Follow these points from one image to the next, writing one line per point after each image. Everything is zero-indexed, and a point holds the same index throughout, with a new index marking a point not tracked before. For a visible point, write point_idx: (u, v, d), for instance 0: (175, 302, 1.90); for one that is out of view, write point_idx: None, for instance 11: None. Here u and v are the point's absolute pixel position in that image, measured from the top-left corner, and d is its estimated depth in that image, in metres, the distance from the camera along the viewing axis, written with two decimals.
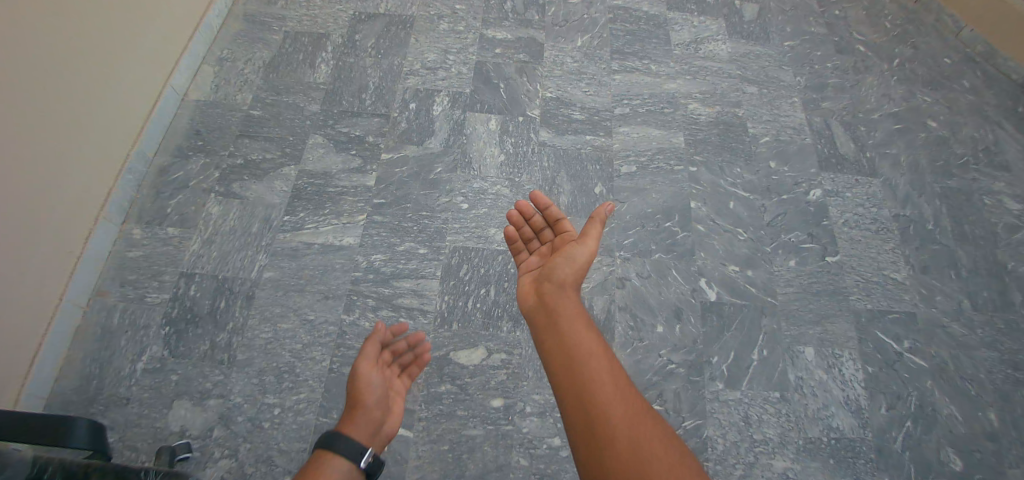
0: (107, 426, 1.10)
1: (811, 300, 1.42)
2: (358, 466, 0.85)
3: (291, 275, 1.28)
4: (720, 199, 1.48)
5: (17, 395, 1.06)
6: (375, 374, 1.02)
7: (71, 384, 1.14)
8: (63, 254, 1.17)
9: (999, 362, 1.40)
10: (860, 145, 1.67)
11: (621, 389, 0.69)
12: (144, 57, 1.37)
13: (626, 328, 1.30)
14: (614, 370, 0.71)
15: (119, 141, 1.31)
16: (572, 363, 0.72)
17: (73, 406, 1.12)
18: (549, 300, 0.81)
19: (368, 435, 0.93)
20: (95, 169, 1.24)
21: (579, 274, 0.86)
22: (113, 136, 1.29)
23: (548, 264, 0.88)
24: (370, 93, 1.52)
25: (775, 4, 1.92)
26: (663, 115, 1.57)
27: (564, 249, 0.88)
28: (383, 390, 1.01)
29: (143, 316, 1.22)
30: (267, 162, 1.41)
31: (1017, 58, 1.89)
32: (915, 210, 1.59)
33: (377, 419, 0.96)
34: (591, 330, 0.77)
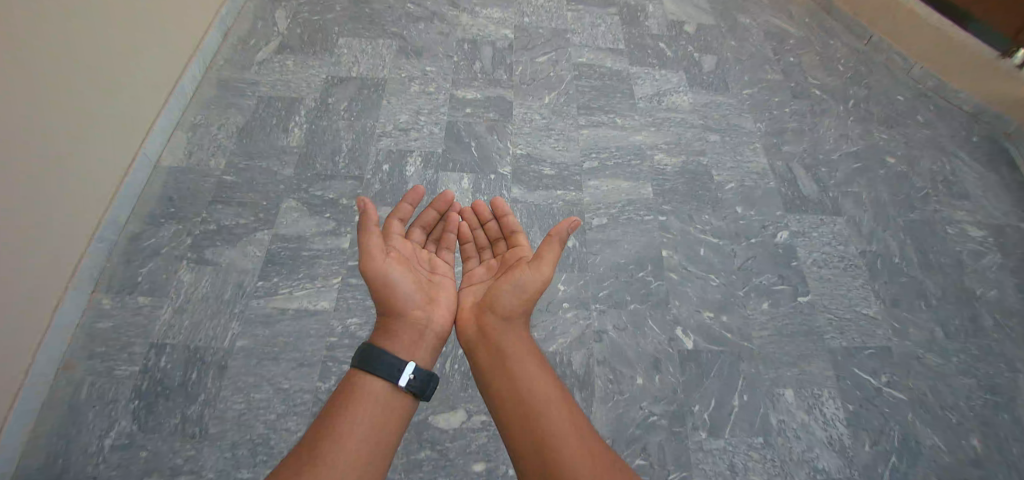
0: None
1: (786, 342, 1.44)
2: (397, 385, 0.79)
3: (265, 342, 1.26)
4: (690, 247, 1.51)
5: None
6: (399, 269, 0.88)
7: (34, 466, 1.08)
8: (26, 310, 1.13)
9: (976, 388, 1.42)
10: (823, 187, 1.73)
11: (582, 440, 0.72)
12: (124, 99, 1.40)
13: (606, 381, 1.30)
14: (576, 421, 0.75)
15: (93, 174, 1.31)
16: (531, 414, 0.75)
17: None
18: (499, 339, 0.86)
19: (408, 343, 0.85)
20: (68, 213, 1.24)
21: (527, 303, 0.90)
22: (87, 175, 1.29)
23: (496, 287, 0.91)
24: (344, 156, 1.54)
25: (732, 55, 2.01)
26: (631, 166, 1.61)
27: (514, 272, 0.90)
28: (415, 282, 0.89)
29: (112, 389, 1.18)
30: (239, 227, 1.41)
31: (967, 88, 2.00)
32: (880, 245, 1.64)
33: (420, 321, 0.88)
34: (546, 375, 0.81)
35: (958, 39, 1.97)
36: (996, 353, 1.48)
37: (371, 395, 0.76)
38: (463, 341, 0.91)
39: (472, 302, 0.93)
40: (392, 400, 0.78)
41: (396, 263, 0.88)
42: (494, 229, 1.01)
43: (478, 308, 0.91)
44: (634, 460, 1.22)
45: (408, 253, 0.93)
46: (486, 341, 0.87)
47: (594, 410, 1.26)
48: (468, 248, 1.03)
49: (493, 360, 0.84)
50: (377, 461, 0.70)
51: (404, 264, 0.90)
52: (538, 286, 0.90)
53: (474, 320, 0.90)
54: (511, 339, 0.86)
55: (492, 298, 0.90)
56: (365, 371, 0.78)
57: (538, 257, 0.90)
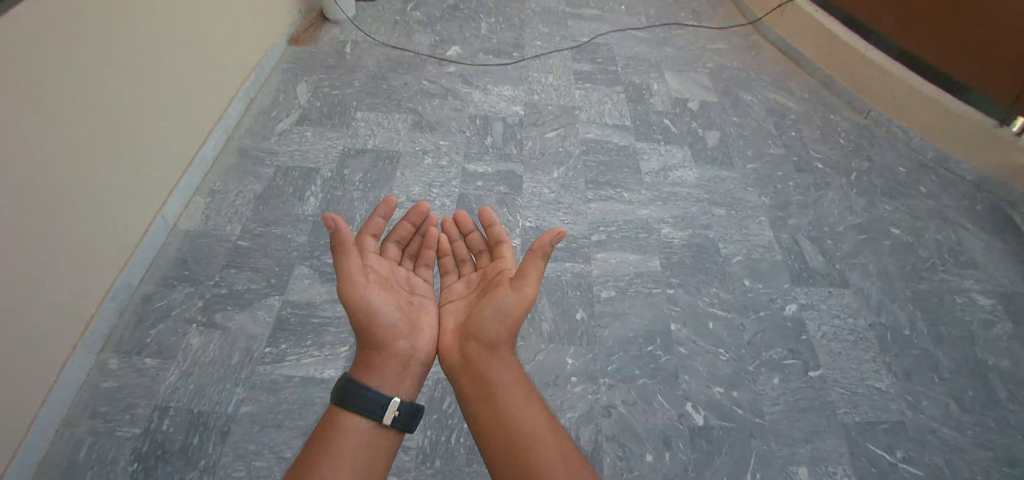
0: None
1: (798, 418, 1.41)
2: (381, 424, 0.79)
3: (269, 410, 1.25)
4: (699, 321, 1.51)
5: None
6: (378, 295, 0.87)
7: None
8: (35, 356, 1.13)
9: (997, 463, 1.38)
10: (829, 258, 1.75)
11: (570, 474, 0.73)
12: (137, 109, 1.40)
13: (615, 459, 1.26)
14: (565, 451, 0.76)
15: (109, 214, 1.32)
16: (519, 448, 0.76)
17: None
18: (483, 367, 0.85)
19: (392, 373, 0.85)
20: (84, 261, 1.25)
21: (512, 325, 0.87)
22: (104, 216, 1.31)
23: (478, 311, 0.89)
24: (357, 225, 1.57)
25: (735, 130, 2.09)
26: (639, 239, 1.64)
27: (496, 294, 0.88)
28: (394, 306, 0.88)
29: (113, 450, 1.16)
30: (250, 291, 1.42)
31: (953, 149, 2.07)
32: (890, 317, 1.64)
33: (402, 349, 0.87)
34: (534, 404, 0.82)
35: (960, 113, 2.02)
36: (1015, 426, 1.44)
37: (354, 436, 0.77)
38: (444, 364, 0.90)
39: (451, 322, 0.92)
40: (377, 439, 0.79)
41: (372, 289, 0.87)
42: (477, 240, 1.03)
43: (461, 331, 0.90)
44: None
45: (385, 275, 0.92)
46: (469, 366, 0.86)
47: None
48: (446, 261, 1.04)
49: (478, 390, 0.83)
50: None
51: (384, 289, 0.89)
52: (521, 306, 0.87)
53: (454, 344, 0.89)
54: (494, 364, 0.85)
55: (472, 320, 0.89)
56: (348, 410, 0.78)
57: (521, 276, 0.87)
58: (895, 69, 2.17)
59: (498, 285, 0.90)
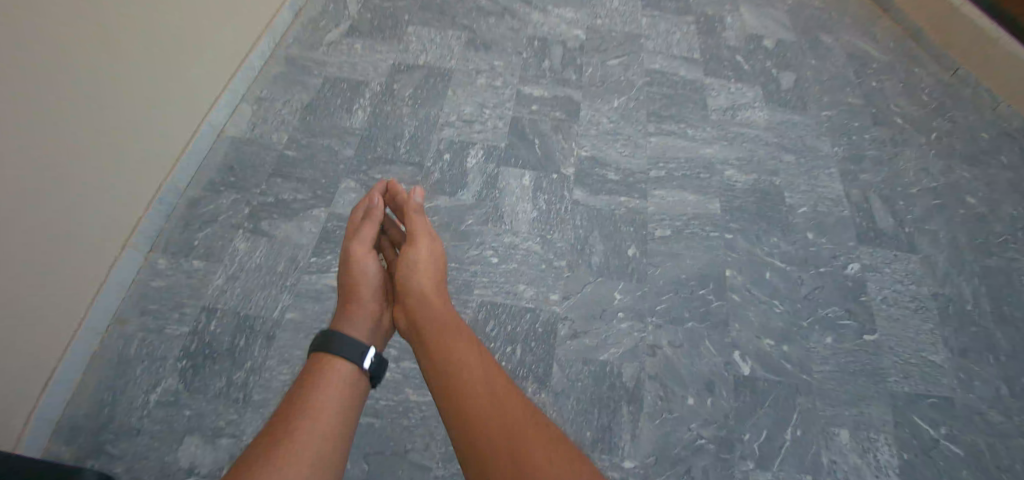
0: (116, 456, 1.07)
1: (846, 380, 1.35)
2: (359, 368, 0.89)
3: (315, 318, 1.26)
4: (757, 269, 1.46)
5: (26, 421, 1.05)
6: (369, 254, 1.08)
7: (83, 412, 1.12)
8: (81, 258, 1.15)
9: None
10: (899, 220, 1.63)
11: (495, 389, 0.82)
12: (171, 13, 1.31)
13: (655, 398, 1.24)
14: (496, 371, 0.85)
15: (151, 121, 1.29)
16: (456, 390, 0.82)
17: (82, 437, 1.09)
18: (420, 314, 0.98)
19: (364, 331, 0.98)
20: (128, 168, 1.24)
21: (442, 287, 1.05)
22: (146, 122, 1.28)
23: (409, 272, 1.05)
24: (405, 142, 1.53)
25: (811, 73, 1.94)
26: (699, 180, 1.58)
27: (422, 258, 1.07)
28: (376, 279, 1.05)
29: (161, 347, 1.20)
30: (297, 202, 1.41)
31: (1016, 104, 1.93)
32: (954, 289, 1.53)
33: (370, 313, 1.01)
34: (473, 340, 0.91)
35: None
36: None
37: (334, 374, 0.86)
38: (399, 330, 1.03)
39: (407, 276, 1.04)
40: (351, 383, 0.87)
41: (365, 247, 1.08)
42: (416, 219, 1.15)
43: (410, 290, 1.02)
44: None
45: (369, 240, 1.10)
46: (431, 342, 0.91)
47: (639, 426, 1.20)
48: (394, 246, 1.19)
49: (427, 354, 0.90)
50: (342, 445, 0.78)
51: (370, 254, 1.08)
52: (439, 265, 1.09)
53: (402, 308, 1.01)
54: (434, 310, 0.97)
55: (420, 308, 0.99)
56: (331, 353, 0.88)
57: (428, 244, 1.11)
58: (968, 9, 2.03)
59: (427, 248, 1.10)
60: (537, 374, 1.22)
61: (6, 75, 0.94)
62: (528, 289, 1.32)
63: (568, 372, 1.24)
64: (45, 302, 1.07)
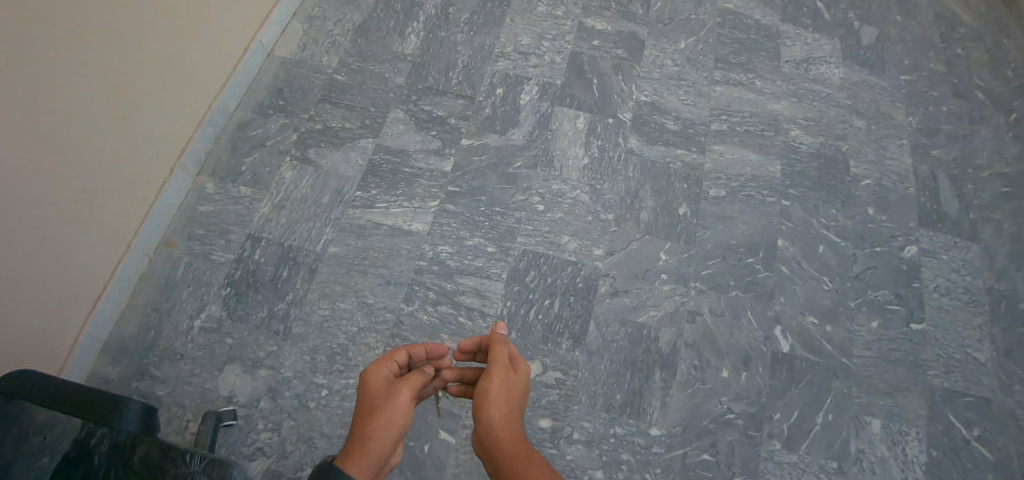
0: (160, 380, 1.08)
1: (886, 369, 1.29)
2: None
3: (356, 254, 1.21)
4: (809, 240, 1.37)
5: (75, 339, 1.04)
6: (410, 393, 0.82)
7: (130, 332, 1.11)
8: (130, 182, 1.09)
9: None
10: (964, 206, 1.51)
11: None
12: None
13: (689, 366, 1.20)
14: None
15: (201, 41, 1.20)
16: None
17: (126, 358, 1.09)
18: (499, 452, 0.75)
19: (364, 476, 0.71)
20: (178, 89, 1.16)
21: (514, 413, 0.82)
22: (195, 41, 1.18)
23: (490, 397, 0.82)
24: (458, 72, 1.43)
25: (895, 31, 1.77)
26: (762, 137, 1.47)
27: (495, 377, 0.85)
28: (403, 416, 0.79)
29: (208, 273, 1.17)
30: (344, 130, 1.34)
31: None
32: (1010, 286, 1.43)
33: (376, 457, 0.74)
34: None
35: None
36: None
37: None
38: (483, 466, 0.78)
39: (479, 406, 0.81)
40: None
41: (410, 385, 0.82)
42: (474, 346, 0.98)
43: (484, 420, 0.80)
44: (700, 454, 1.13)
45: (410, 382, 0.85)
46: None
47: (670, 394, 1.17)
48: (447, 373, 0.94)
49: None
50: None
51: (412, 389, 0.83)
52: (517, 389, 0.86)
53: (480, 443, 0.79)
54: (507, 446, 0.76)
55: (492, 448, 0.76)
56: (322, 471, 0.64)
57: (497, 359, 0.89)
58: None
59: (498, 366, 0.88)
60: (573, 330, 1.18)
61: (56, 78, 0.88)
62: (573, 241, 1.26)
63: (605, 331, 1.19)
64: (97, 245, 1.04)
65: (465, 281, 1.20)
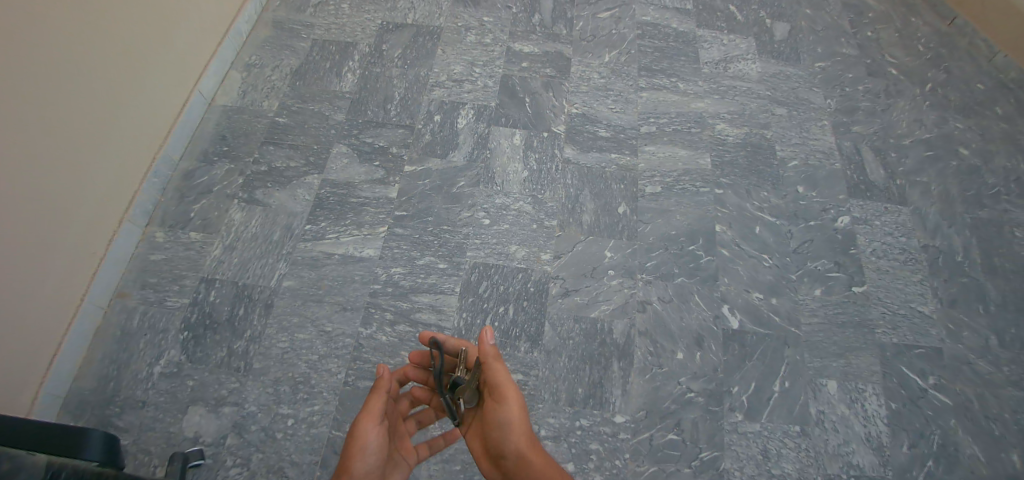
0: (122, 430, 1.11)
1: (834, 332, 1.37)
2: None
3: (311, 284, 1.27)
4: (745, 224, 1.46)
5: (35, 393, 1.07)
6: (375, 423, 0.84)
7: (87, 386, 1.15)
8: (82, 231, 1.15)
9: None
10: (890, 173, 1.62)
11: None
12: (181, 37, 1.37)
13: (645, 353, 1.27)
14: None
15: (146, 93, 1.28)
16: None
17: (89, 411, 1.13)
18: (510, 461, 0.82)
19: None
20: (125, 139, 1.23)
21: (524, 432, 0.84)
22: (141, 93, 1.26)
23: (504, 423, 0.83)
24: (395, 105, 1.51)
25: (806, 22, 1.90)
26: (690, 135, 1.56)
27: (507, 408, 0.84)
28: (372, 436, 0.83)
29: (162, 320, 1.23)
30: (289, 170, 1.40)
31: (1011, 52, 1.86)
32: (944, 241, 1.54)
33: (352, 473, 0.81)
34: None
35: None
36: None
37: None
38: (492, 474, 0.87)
39: (499, 435, 0.84)
40: None
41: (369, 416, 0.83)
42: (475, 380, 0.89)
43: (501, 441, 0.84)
44: (666, 434, 1.20)
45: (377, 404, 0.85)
46: None
47: (631, 381, 1.24)
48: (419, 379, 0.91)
49: None
50: None
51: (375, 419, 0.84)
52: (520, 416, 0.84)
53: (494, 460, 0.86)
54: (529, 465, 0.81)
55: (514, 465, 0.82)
56: None
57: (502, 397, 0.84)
58: None
59: (504, 400, 0.85)
60: (529, 333, 1.25)
61: (54, 127, 1.05)
62: (521, 250, 1.33)
63: (560, 331, 1.26)
64: (57, 295, 1.10)
65: (419, 298, 1.26)
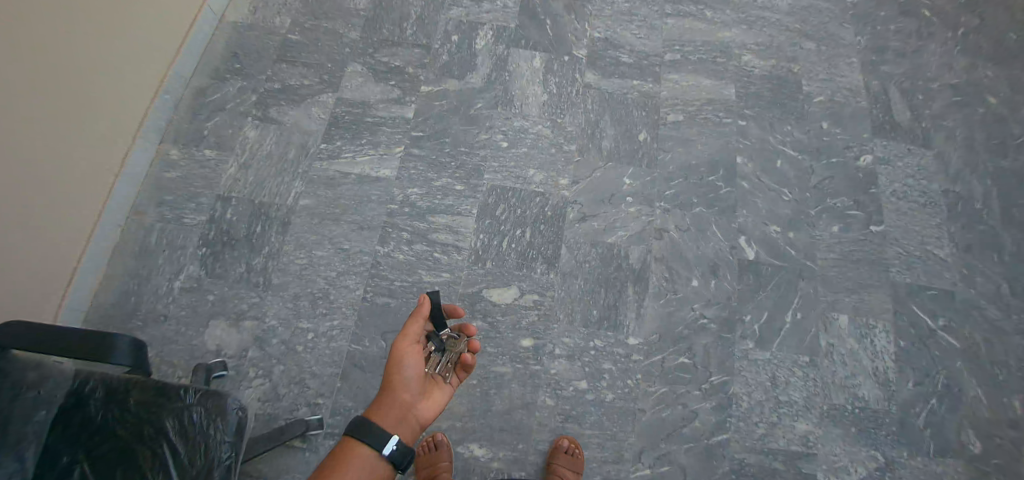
0: (146, 341, 1.14)
1: (849, 268, 1.37)
2: (381, 454, 0.72)
3: (327, 203, 1.28)
4: (766, 157, 1.44)
5: (60, 303, 1.10)
6: (412, 342, 0.83)
7: (111, 298, 1.18)
8: (96, 153, 1.15)
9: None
10: (916, 114, 1.59)
11: None
12: None
13: (660, 279, 1.28)
14: None
15: (152, 9, 1.24)
16: None
17: (111, 321, 1.16)
18: None
19: (398, 419, 0.77)
20: (132, 59, 1.21)
21: None
22: (145, 10, 1.22)
23: None
24: (412, 23, 1.48)
25: None
26: (714, 64, 1.53)
27: None
28: (416, 369, 0.82)
29: (181, 237, 1.24)
30: (303, 88, 1.39)
31: None
32: (965, 188, 1.51)
33: (405, 404, 0.79)
34: None
35: None
36: None
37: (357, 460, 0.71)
38: None
39: None
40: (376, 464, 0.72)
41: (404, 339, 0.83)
42: None
43: None
44: (677, 358, 1.22)
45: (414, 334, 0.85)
46: None
47: (644, 305, 1.25)
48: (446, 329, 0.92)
49: None
50: None
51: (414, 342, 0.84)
52: None
53: None
54: None
55: None
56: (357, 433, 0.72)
57: None
58: None
59: None
60: (545, 255, 1.26)
61: (60, 50, 1.03)
62: (538, 174, 1.33)
63: (576, 254, 1.27)
64: (76, 213, 1.11)
65: (436, 219, 1.27)
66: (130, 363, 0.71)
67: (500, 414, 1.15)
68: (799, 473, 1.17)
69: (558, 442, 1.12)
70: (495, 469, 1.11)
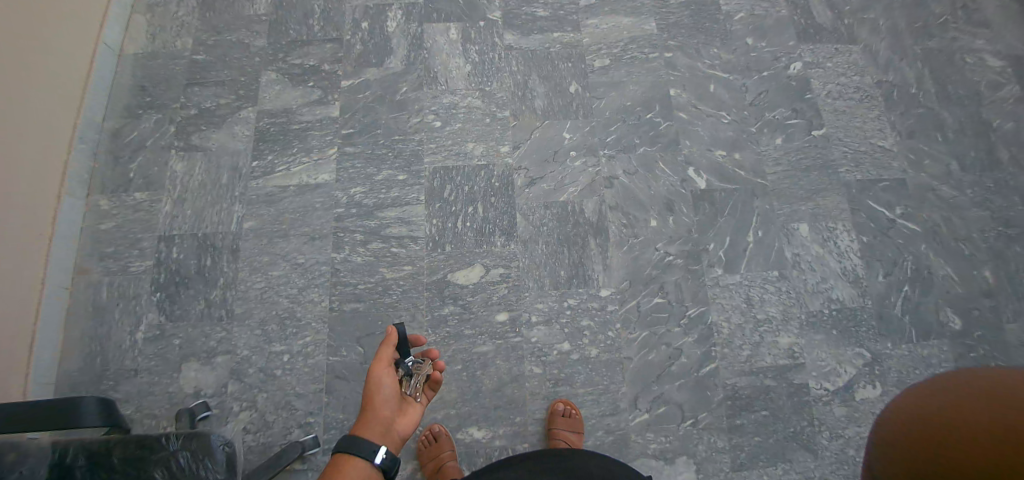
0: (121, 399, 1.11)
1: (800, 178, 1.39)
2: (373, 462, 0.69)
3: (273, 220, 1.25)
4: (699, 84, 1.44)
5: (23, 380, 1.06)
6: (387, 366, 0.79)
7: (75, 364, 1.14)
8: (27, 216, 1.10)
9: (991, 221, 1.37)
10: (837, 14, 1.60)
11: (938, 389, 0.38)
12: None
13: (619, 227, 1.29)
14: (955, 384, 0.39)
15: (49, 56, 1.18)
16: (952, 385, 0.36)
17: (79, 388, 1.12)
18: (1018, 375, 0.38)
19: (381, 436, 0.73)
20: (43, 113, 1.15)
21: None
22: (43, 59, 1.16)
23: None
24: (318, 19, 1.43)
25: None
26: (630, 1, 1.51)
27: None
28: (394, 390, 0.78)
29: (132, 286, 1.20)
30: (220, 108, 1.34)
31: None
32: (896, 76, 1.54)
33: (384, 423, 0.75)
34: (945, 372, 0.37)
35: None
36: (1012, 187, 1.41)
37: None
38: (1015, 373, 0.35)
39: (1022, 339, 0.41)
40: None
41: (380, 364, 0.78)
42: None
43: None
44: (651, 299, 1.24)
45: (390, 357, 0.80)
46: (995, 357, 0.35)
47: (610, 255, 1.26)
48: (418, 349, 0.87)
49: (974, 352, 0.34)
50: None
51: (387, 366, 0.78)
52: None
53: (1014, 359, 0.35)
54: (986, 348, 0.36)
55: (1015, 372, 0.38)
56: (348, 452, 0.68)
57: None
58: None
59: None
60: (502, 226, 1.25)
61: None
62: (478, 147, 1.31)
63: (532, 219, 1.26)
64: (17, 283, 1.07)
65: (386, 214, 1.25)
66: (102, 424, 0.67)
67: (492, 391, 1.15)
68: (790, 386, 1.20)
69: (553, 407, 1.13)
70: (498, 445, 1.12)
